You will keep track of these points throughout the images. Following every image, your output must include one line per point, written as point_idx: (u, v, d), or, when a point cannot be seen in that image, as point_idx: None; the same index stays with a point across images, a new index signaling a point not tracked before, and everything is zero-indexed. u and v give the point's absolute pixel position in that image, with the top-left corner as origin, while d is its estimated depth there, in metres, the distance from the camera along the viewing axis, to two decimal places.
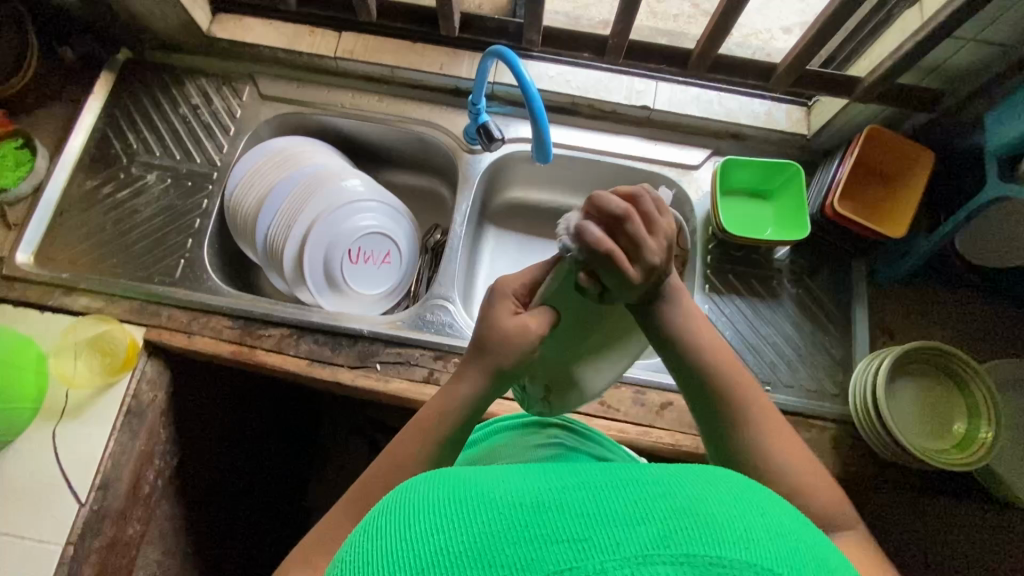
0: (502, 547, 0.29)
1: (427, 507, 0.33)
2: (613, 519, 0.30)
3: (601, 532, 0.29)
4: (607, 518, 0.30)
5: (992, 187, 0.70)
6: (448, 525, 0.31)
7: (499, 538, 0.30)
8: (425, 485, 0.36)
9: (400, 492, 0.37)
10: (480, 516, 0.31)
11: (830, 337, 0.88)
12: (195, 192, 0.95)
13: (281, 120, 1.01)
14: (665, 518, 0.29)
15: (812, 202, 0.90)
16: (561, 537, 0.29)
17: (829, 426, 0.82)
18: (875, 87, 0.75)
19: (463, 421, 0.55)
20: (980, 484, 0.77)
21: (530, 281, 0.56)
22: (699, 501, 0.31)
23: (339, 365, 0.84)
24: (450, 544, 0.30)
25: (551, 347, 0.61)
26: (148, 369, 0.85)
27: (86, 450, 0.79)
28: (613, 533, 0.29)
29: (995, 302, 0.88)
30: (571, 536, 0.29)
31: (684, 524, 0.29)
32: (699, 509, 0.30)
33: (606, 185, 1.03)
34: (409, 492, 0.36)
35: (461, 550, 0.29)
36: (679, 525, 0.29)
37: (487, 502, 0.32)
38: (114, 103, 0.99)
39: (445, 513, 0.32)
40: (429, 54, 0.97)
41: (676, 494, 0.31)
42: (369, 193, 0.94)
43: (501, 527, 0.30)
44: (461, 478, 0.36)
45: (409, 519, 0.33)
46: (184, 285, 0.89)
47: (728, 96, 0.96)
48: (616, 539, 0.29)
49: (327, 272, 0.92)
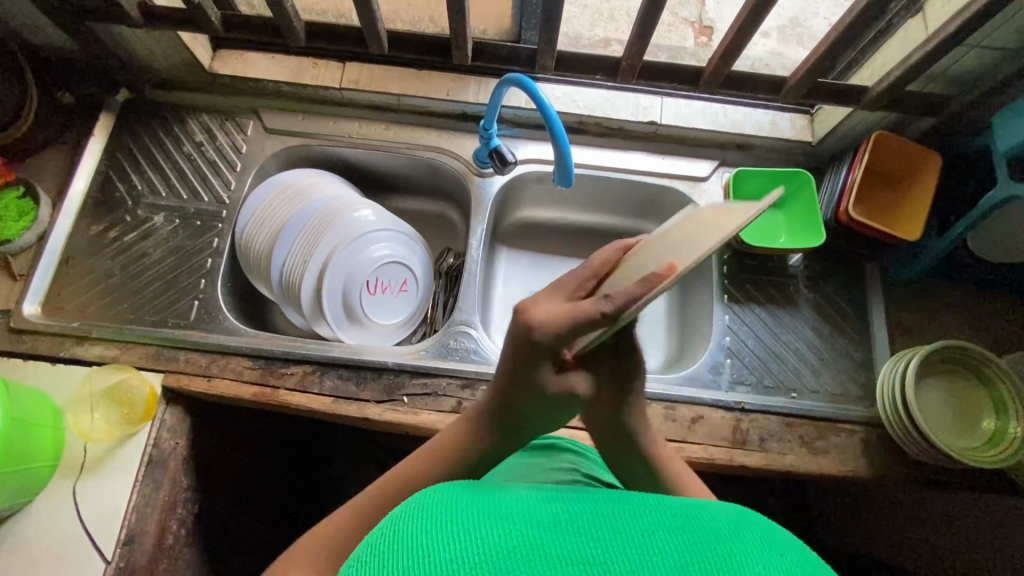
0: (525, 560, 0.32)
1: (459, 518, 0.37)
2: (628, 551, 0.33)
3: (618, 559, 0.32)
4: (624, 549, 0.33)
5: (1004, 187, 0.72)
6: (477, 536, 0.35)
7: (522, 551, 0.33)
8: (455, 502, 0.40)
9: (431, 500, 0.41)
10: (505, 532, 0.35)
11: (850, 340, 0.90)
12: (205, 231, 0.93)
13: (287, 153, 1.00)
14: (675, 554, 0.32)
15: (822, 208, 0.91)
16: (579, 559, 0.32)
17: (858, 429, 0.83)
18: (883, 96, 0.77)
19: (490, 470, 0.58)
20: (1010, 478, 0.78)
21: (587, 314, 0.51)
22: (709, 538, 0.34)
23: (365, 400, 0.83)
24: (478, 552, 0.33)
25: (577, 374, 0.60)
26: (168, 417, 0.82)
27: (109, 505, 0.77)
28: (626, 562, 0.32)
29: (1010, 296, 0.90)
30: (587, 560, 0.32)
31: (694, 560, 0.32)
32: (709, 545, 0.33)
33: (616, 199, 1.04)
34: (440, 503, 0.40)
35: (488, 556, 0.33)
36: (692, 560, 0.32)
37: (512, 523, 0.36)
38: (115, 145, 0.97)
39: (476, 524, 0.36)
40: (435, 81, 0.97)
41: (692, 534, 0.34)
42: (383, 222, 0.93)
43: (524, 545, 0.34)
44: (489, 502, 0.39)
45: (441, 526, 0.36)
46: (199, 327, 0.87)
47: (732, 107, 0.98)
48: (630, 566, 0.32)
49: (345, 305, 0.90)
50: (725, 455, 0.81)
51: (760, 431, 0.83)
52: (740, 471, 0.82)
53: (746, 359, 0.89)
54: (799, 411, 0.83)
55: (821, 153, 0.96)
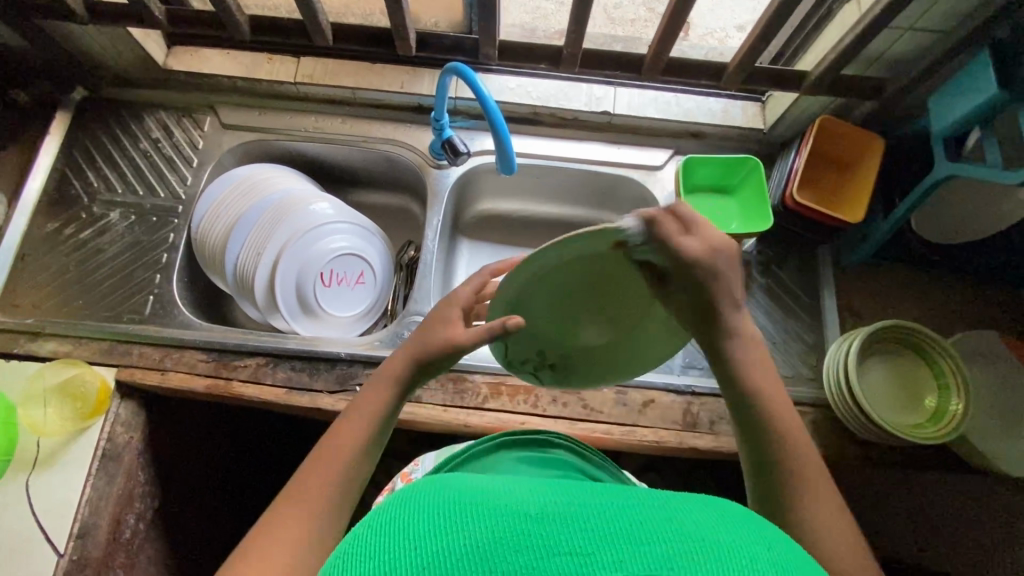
0: (505, 553, 0.30)
1: (433, 513, 0.34)
2: (617, 539, 0.31)
3: (604, 550, 0.30)
4: (612, 536, 0.31)
5: (941, 167, 0.73)
6: (452, 531, 0.32)
7: (504, 542, 0.31)
8: (431, 495, 0.37)
9: (406, 496, 0.38)
10: (486, 522, 0.33)
11: (802, 323, 0.91)
12: (161, 227, 0.94)
13: (244, 148, 1.00)
14: (665, 542, 0.31)
15: (772, 193, 0.92)
16: (564, 550, 0.30)
17: (808, 411, 0.84)
18: (822, 80, 0.78)
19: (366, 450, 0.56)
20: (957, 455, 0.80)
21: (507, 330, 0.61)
22: (698, 527, 0.33)
23: (318, 391, 0.83)
24: (458, 547, 0.31)
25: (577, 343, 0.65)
26: (122, 411, 0.83)
27: (62, 499, 0.77)
28: (614, 552, 0.30)
29: (960, 277, 0.91)
30: (575, 550, 0.30)
31: (682, 549, 0.30)
32: (696, 534, 0.32)
33: (574, 190, 1.04)
34: (418, 497, 0.37)
35: (465, 553, 0.31)
36: (681, 549, 0.30)
37: (493, 512, 0.34)
38: (71, 143, 0.97)
39: (457, 516, 0.34)
40: (389, 74, 0.98)
41: (679, 523, 0.33)
42: (339, 215, 0.94)
43: (508, 534, 0.32)
44: (467, 492, 0.37)
45: (415, 522, 0.34)
46: (154, 322, 0.88)
47: (684, 96, 0.99)
48: (617, 557, 0.30)
49: (300, 297, 0.91)
50: (675, 438, 0.82)
51: (711, 414, 0.84)
52: (692, 454, 0.83)
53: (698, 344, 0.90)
54: None
55: (773, 139, 0.98)
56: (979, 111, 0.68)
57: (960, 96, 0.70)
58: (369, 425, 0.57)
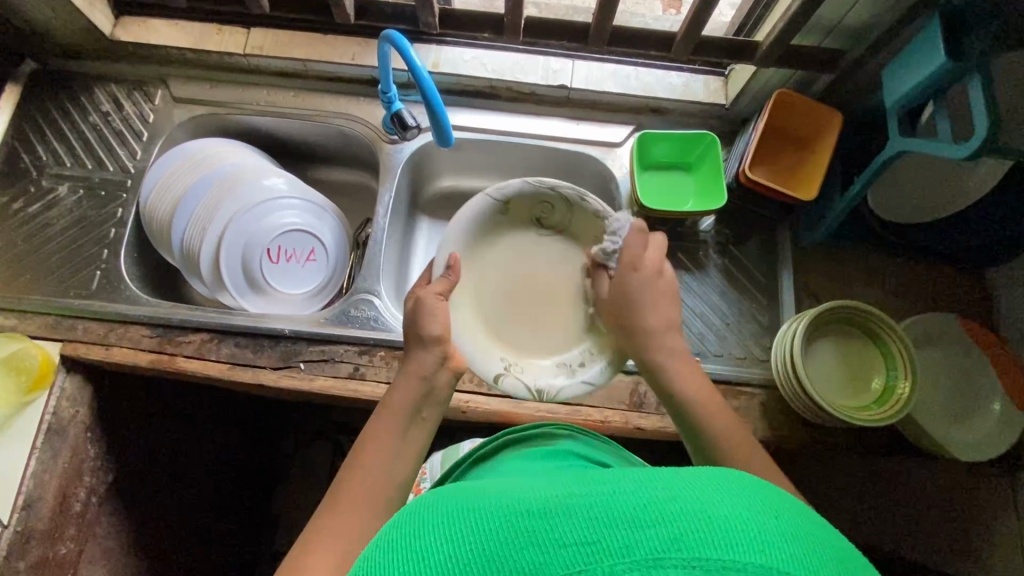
0: (511, 554, 0.28)
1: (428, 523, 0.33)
2: (623, 518, 0.28)
3: (611, 534, 0.28)
4: (617, 517, 0.28)
5: (894, 142, 0.71)
6: (454, 536, 0.31)
7: (509, 542, 0.29)
8: (434, 504, 0.35)
9: (407, 508, 0.37)
10: (487, 524, 0.30)
11: (758, 304, 0.89)
12: (109, 202, 0.93)
13: (195, 122, 0.98)
14: (675, 520, 0.27)
15: (729, 170, 0.90)
16: (569, 540, 0.28)
17: (757, 392, 0.83)
18: (773, 51, 0.75)
19: (402, 430, 0.65)
20: (917, 438, 0.78)
21: (476, 295, 0.83)
22: (707, 499, 0.29)
23: (262, 367, 0.83)
24: (459, 553, 0.29)
25: (535, 335, 0.83)
26: (68, 386, 0.83)
27: (4, 472, 0.77)
28: (620, 536, 0.27)
29: (921, 259, 0.89)
30: (580, 539, 0.28)
31: (694, 526, 0.27)
32: (708, 506, 0.28)
33: (533, 167, 1.02)
34: (422, 507, 0.35)
35: (469, 558, 0.29)
36: (689, 526, 0.27)
37: (491, 511, 0.31)
38: (20, 116, 0.96)
39: (464, 520, 0.32)
40: (339, 45, 0.95)
41: (688, 494, 0.29)
42: (291, 191, 0.93)
43: (510, 535, 0.29)
44: (471, 496, 0.34)
45: (417, 535, 0.32)
46: (101, 296, 0.87)
47: (645, 70, 0.96)
48: (622, 542, 0.27)
49: (246, 274, 0.90)
50: (621, 418, 0.81)
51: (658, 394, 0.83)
52: (637, 434, 0.82)
53: None
54: None
55: (736, 115, 0.95)
56: (928, 81, 0.65)
57: (914, 64, 0.67)
58: (401, 412, 0.66)
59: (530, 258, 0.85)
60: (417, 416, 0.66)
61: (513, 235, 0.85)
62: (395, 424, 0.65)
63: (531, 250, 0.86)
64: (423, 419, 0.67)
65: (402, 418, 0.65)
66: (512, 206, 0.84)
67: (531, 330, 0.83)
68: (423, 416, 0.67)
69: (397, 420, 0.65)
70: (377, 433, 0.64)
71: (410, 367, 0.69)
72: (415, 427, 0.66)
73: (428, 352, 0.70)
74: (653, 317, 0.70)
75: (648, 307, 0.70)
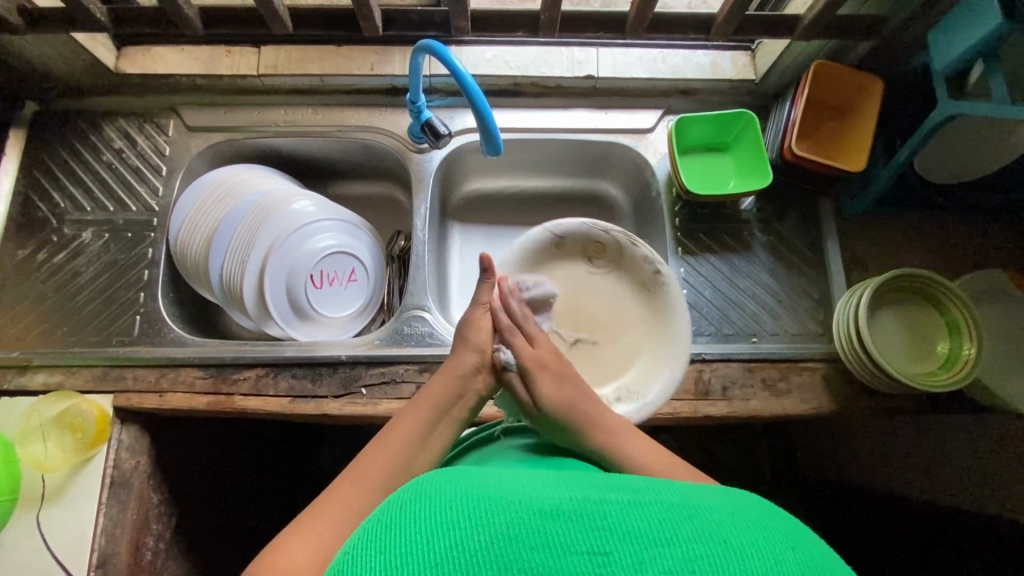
0: (519, 550, 0.30)
1: (444, 504, 0.34)
2: (635, 536, 0.30)
3: (625, 550, 0.30)
4: (633, 535, 0.31)
5: (947, 105, 0.69)
6: (466, 523, 0.32)
7: (518, 539, 0.31)
8: (448, 488, 0.36)
9: (412, 491, 0.38)
10: (500, 515, 0.32)
11: (807, 279, 0.89)
12: (138, 243, 0.89)
13: (213, 150, 0.94)
14: (691, 541, 0.30)
15: (768, 148, 0.89)
16: (581, 548, 0.30)
17: (819, 366, 0.83)
18: (816, 23, 0.74)
19: (431, 422, 0.61)
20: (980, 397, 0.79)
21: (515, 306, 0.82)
22: (725, 528, 0.31)
23: (323, 397, 0.81)
24: (468, 543, 0.31)
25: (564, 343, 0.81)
26: (125, 437, 0.80)
27: (76, 533, 0.75)
28: (635, 552, 0.30)
29: (957, 217, 0.90)
30: (592, 549, 0.30)
31: (709, 550, 0.30)
32: (723, 534, 0.31)
33: (562, 161, 1.00)
34: (430, 490, 0.37)
35: (480, 547, 0.31)
36: (706, 551, 0.30)
37: (502, 507, 0.33)
38: (30, 162, 0.92)
39: (468, 508, 0.33)
40: (356, 56, 0.92)
41: (706, 522, 0.32)
42: (324, 212, 0.90)
43: (519, 532, 0.31)
44: (482, 487, 0.36)
45: (427, 515, 0.33)
46: (145, 342, 0.85)
47: (670, 52, 0.94)
48: (636, 559, 0.29)
49: (292, 303, 0.88)
50: (689, 407, 0.80)
51: (722, 380, 0.82)
52: (706, 421, 0.81)
53: (704, 311, 0.88)
54: (758, 355, 0.83)
55: (765, 89, 0.94)
56: (982, 44, 0.65)
57: (963, 29, 0.67)
58: (433, 406, 0.62)
59: (589, 292, 0.84)
60: (447, 412, 0.63)
61: (569, 269, 0.84)
62: (424, 414, 0.61)
63: (585, 284, 0.84)
64: (452, 418, 0.63)
65: (434, 411, 0.62)
66: (567, 241, 0.84)
67: (602, 297, 0.84)
68: (451, 414, 0.63)
69: (428, 410, 0.61)
70: (406, 421, 0.60)
71: (451, 366, 0.67)
72: (442, 421, 0.62)
73: (469, 353, 0.68)
74: (591, 409, 0.62)
75: (575, 401, 0.62)
